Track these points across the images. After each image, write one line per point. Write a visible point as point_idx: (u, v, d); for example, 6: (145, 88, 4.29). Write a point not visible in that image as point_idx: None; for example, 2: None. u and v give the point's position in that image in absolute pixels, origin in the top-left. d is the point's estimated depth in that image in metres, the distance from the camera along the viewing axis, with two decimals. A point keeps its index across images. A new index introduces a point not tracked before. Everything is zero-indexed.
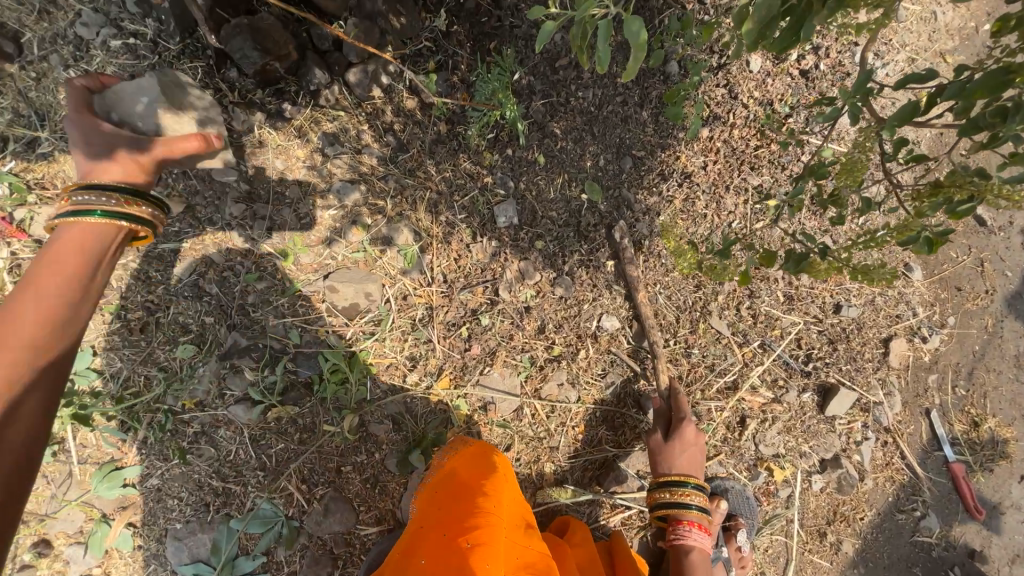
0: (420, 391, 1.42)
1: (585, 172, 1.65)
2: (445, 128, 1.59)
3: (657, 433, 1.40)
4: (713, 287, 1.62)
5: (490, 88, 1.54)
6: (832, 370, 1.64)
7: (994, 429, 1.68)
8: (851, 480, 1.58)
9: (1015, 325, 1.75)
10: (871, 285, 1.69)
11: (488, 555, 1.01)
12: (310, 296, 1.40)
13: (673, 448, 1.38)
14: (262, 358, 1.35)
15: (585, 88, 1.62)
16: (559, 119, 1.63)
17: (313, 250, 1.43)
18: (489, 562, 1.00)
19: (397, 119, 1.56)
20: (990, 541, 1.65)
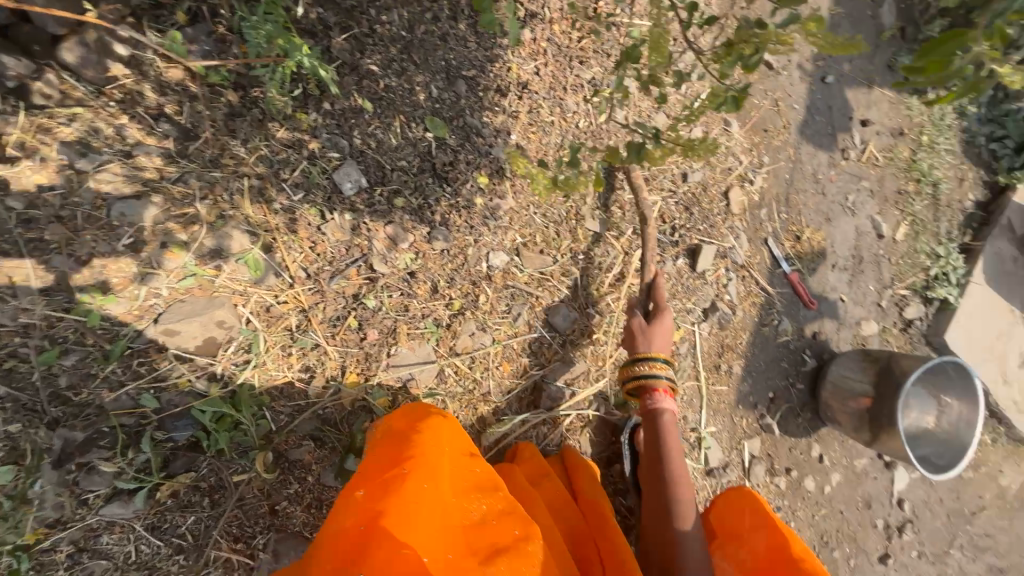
0: (332, 397, 1.30)
1: (421, 107, 1.57)
2: (236, 95, 1.30)
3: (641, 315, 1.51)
4: (580, 191, 1.69)
5: (263, 33, 1.22)
6: (693, 232, 1.86)
7: (809, 237, 2.11)
8: (727, 317, 1.89)
9: (808, 148, 2.14)
10: (703, 148, 1.91)
11: (425, 475, 1.01)
12: (146, 349, 1.13)
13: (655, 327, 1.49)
14: (117, 441, 1.11)
15: (387, 10, 1.55)
16: (371, 54, 1.53)
17: (122, 296, 1.11)
18: (426, 483, 1.00)
19: (166, 98, 1.22)
20: (823, 321, 2.12)
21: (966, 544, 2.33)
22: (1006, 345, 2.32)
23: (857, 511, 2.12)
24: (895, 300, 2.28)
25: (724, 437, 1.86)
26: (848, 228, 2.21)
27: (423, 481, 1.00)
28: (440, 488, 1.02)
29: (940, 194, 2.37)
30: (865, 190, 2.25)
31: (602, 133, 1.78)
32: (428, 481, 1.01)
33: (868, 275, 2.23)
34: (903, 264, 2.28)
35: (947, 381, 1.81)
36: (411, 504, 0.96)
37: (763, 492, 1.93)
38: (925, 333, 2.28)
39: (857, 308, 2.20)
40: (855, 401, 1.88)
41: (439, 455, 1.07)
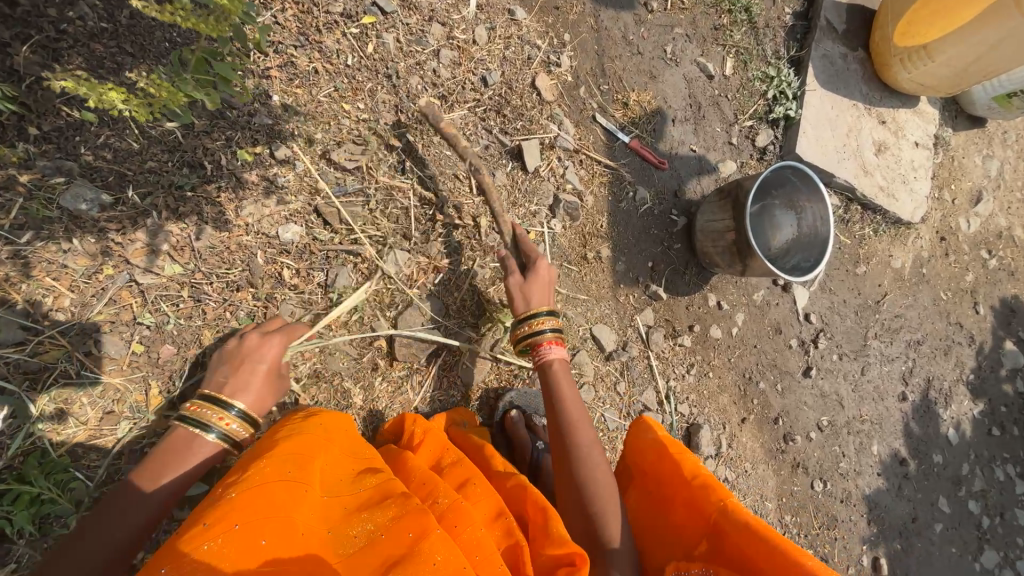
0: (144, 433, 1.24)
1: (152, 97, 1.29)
2: None
3: (513, 274, 1.45)
4: (373, 132, 1.58)
5: None
6: (511, 134, 1.79)
7: (638, 101, 2.06)
8: (575, 205, 1.84)
9: (608, 13, 2.07)
10: (495, 45, 1.81)
11: (261, 528, 0.82)
12: None
13: (528, 281, 1.43)
14: None
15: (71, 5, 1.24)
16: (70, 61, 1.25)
17: None
18: (262, 535, 0.81)
19: None
20: (681, 177, 2.11)
21: (881, 331, 2.47)
22: (858, 139, 2.38)
23: (770, 340, 2.20)
24: (745, 134, 2.28)
25: (612, 320, 1.88)
26: (677, 80, 2.17)
27: (261, 536, 0.81)
28: (293, 536, 0.84)
29: (757, 17, 2.33)
30: (681, 36, 2.20)
31: (378, 62, 1.61)
32: (274, 527, 0.84)
33: (711, 120, 2.21)
34: (741, 97, 2.28)
35: (797, 189, 1.86)
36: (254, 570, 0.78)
37: (671, 355, 1.96)
38: (780, 155, 2.32)
39: (710, 154, 2.19)
40: (723, 239, 1.89)
41: (279, 496, 0.89)
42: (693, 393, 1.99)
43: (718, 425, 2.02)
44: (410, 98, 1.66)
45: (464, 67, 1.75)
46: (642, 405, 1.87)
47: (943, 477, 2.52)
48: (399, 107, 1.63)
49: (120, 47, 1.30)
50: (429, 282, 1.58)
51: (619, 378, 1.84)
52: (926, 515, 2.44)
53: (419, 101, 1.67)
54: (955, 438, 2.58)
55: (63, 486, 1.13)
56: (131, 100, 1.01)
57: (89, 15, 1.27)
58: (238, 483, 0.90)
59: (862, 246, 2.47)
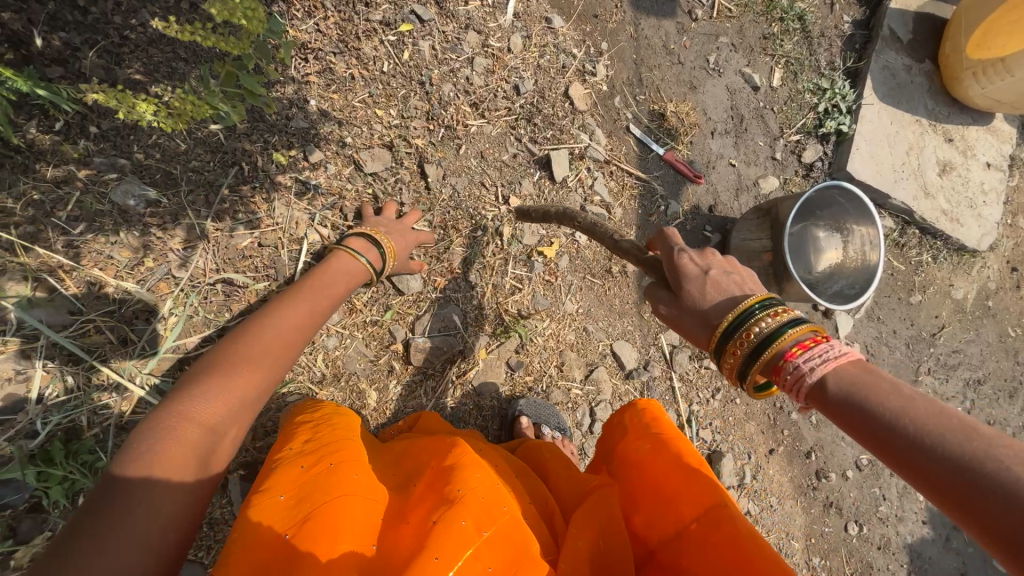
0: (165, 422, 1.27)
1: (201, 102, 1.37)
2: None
3: (662, 300, 0.91)
4: (403, 137, 1.61)
5: None
6: (539, 142, 1.77)
7: (675, 111, 1.98)
8: (602, 217, 1.80)
9: (649, 21, 2.01)
10: (529, 53, 1.80)
11: (353, 465, 0.87)
12: None
13: (690, 291, 0.87)
14: None
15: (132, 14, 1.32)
16: (128, 65, 1.33)
17: None
18: (312, 471, 0.85)
19: None
20: (718, 192, 2.02)
21: (934, 367, 2.27)
22: (918, 157, 2.20)
23: None
24: (790, 149, 2.16)
25: (635, 336, 1.82)
26: (719, 90, 2.08)
27: (321, 469, 0.84)
28: (352, 467, 0.86)
29: (811, 25, 2.20)
30: (725, 46, 2.11)
31: (412, 69, 1.64)
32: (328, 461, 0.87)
33: (754, 132, 2.11)
34: (788, 109, 2.16)
35: (845, 211, 1.73)
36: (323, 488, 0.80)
37: (696, 378, 1.87)
38: (829, 172, 2.18)
39: (751, 169, 2.09)
40: (759, 259, 1.78)
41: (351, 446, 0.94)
42: (717, 419, 1.89)
43: (744, 454, 1.91)
44: (442, 105, 1.67)
45: (497, 75, 1.74)
46: None
47: None
48: (430, 114, 1.65)
49: (174, 52, 1.38)
50: (449, 288, 1.58)
51: (640, 398, 1.78)
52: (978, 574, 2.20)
53: (451, 108, 1.68)
54: None
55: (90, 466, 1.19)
56: (161, 112, 1.10)
57: (148, 23, 1.35)
58: (314, 445, 0.94)
59: (918, 272, 2.28)
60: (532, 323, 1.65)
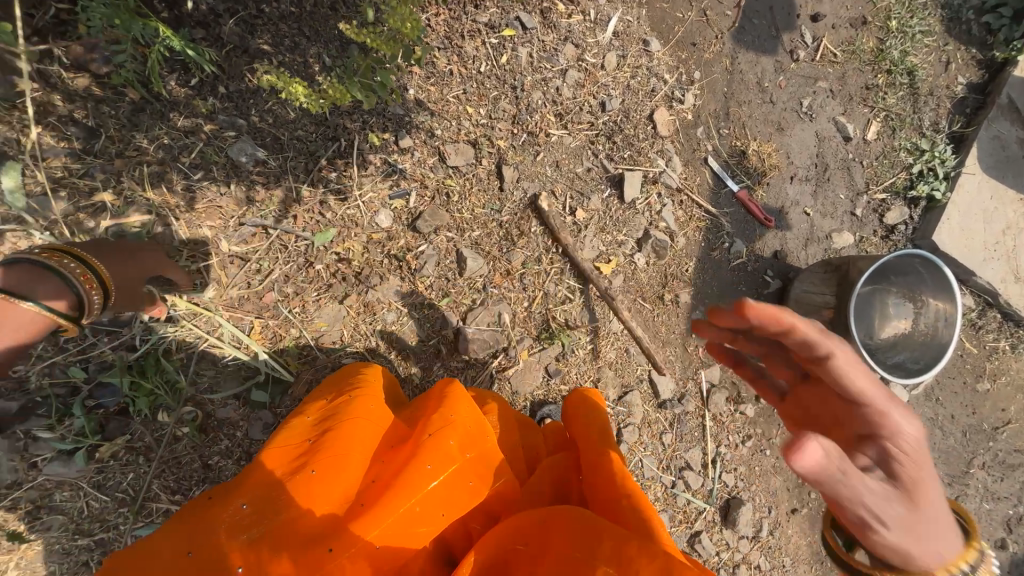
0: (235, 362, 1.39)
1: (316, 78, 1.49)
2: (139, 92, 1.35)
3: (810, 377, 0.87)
4: (487, 137, 1.68)
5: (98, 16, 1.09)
6: (615, 161, 1.80)
7: (757, 150, 1.95)
8: (664, 244, 1.80)
9: (747, 56, 1.99)
10: (621, 72, 1.83)
11: (371, 403, 1.04)
12: None
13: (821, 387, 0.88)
14: (52, 412, 1.23)
15: None
16: (262, 34, 1.46)
17: None
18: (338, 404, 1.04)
19: (74, 105, 1.30)
20: (786, 239, 1.97)
21: (990, 463, 2.12)
22: (1016, 238, 2.05)
23: None
24: (873, 207, 2.06)
25: (675, 367, 1.81)
26: (807, 135, 2.03)
27: (343, 402, 1.04)
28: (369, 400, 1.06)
29: (919, 82, 2.10)
30: (823, 91, 2.05)
31: (508, 73, 1.71)
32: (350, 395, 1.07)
33: (836, 184, 2.04)
34: (878, 166, 2.07)
35: (922, 281, 1.65)
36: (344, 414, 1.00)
37: (728, 421, 1.85)
38: (911, 238, 2.07)
39: (826, 220, 2.02)
40: (819, 314, 1.74)
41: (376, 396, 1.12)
42: (743, 466, 1.86)
43: (763, 508, 1.86)
44: (528, 111, 1.73)
45: (586, 89, 1.79)
46: (684, 463, 1.79)
47: None
48: (516, 118, 1.72)
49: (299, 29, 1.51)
50: (505, 286, 1.64)
51: (668, 428, 1.78)
52: None
53: (537, 116, 1.74)
54: None
55: (171, 385, 1.32)
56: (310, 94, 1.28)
57: None
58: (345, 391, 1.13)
59: (991, 359, 2.13)
60: (576, 335, 1.69)
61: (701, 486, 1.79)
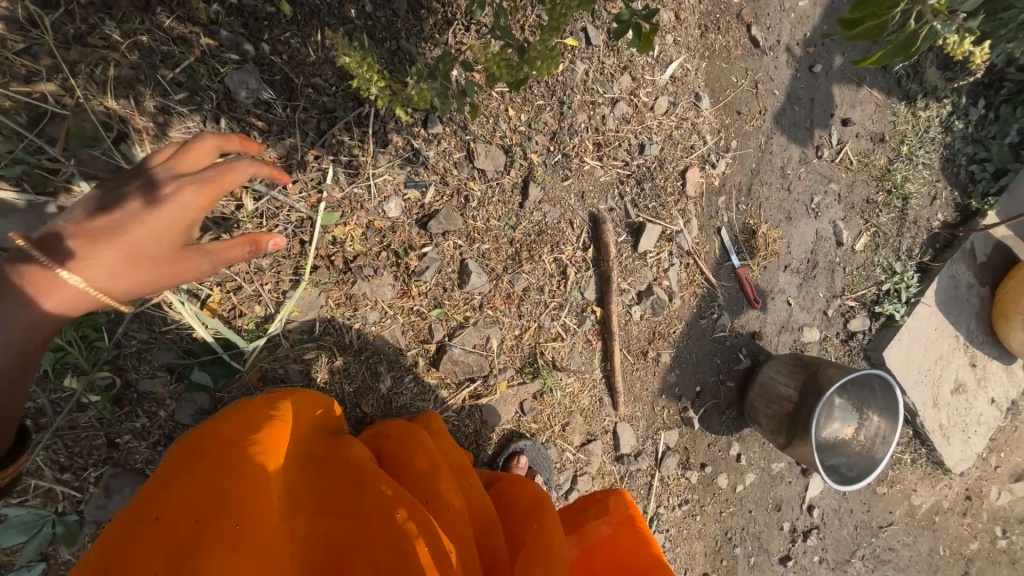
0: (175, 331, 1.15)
1: (351, 23, 1.31)
2: None
3: None
4: (522, 147, 1.55)
5: None
6: (638, 209, 1.75)
7: (766, 232, 1.99)
8: (662, 302, 1.79)
9: (780, 139, 2.01)
10: (668, 120, 1.77)
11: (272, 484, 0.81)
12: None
13: None
14: None
15: None
16: None
17: None
18: (204, 516, 0.72)
19: None
20: (765, 322, 2.05)
21: (868, 556, 2.37)
22: (943, 369, 2.30)
23: (765, 512, 2.12)
24: (842, 311, 2.20)
25: (639, 423, 1.82)
26: (808, 230, 2.11)
27: (211, 515, 0.72)
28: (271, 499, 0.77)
29: (910, 209, 2.26)
30: (833, 193, 2.14)
31: (558, 86, 1.59)
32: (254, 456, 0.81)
33: (819, 282, 2.15)
34: (857, 275, 2.21)
35: (874, 397, 1.79)
36: (218, 556, 0.68)
37: (673, 484, 1.89)
38: (864, 347, 2.24)
39: (803, 314, 2.12)
40: (780, 404, 1.83)
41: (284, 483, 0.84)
42: (674, 528, 1.91)
43: (680, 569, 1.94)
44: (569, 132, 1.63)
45: (630, 127, 1.72)
46: None
47: None
48: (555, 135, 1.61)
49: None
50: (501, 309, 1.53)
51: (619, 482, 1.78)
52: None
53: (576, 139, 1.64)
54: None
55: (89, 347, 1.07)
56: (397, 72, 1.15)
57: None
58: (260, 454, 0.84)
59: (894, 467, 2.37)
60: (559, 376, 1.63)
61: None
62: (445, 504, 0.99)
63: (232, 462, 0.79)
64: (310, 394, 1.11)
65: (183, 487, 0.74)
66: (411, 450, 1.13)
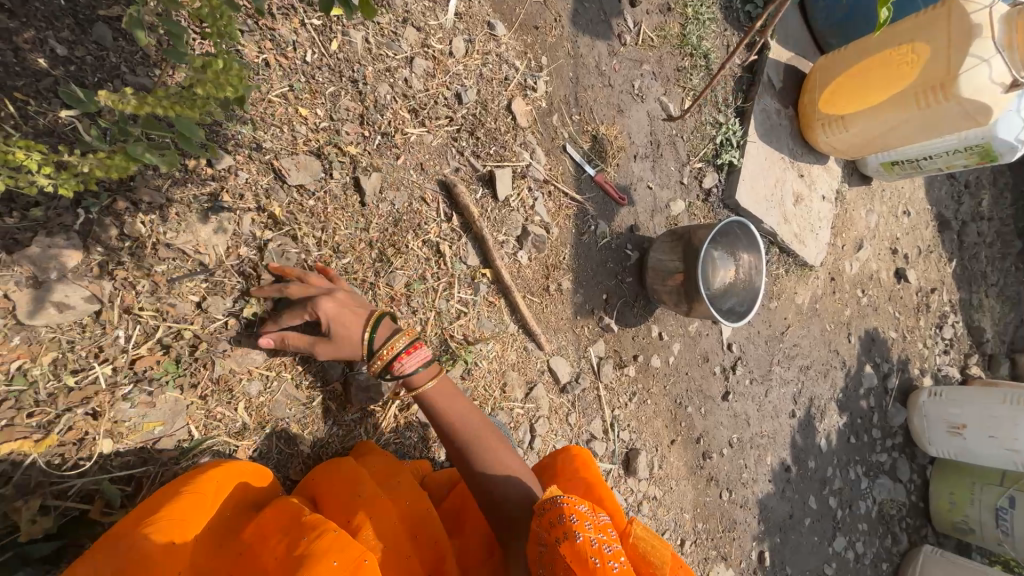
0: (3, 518, 0.94)
1: (51, 76, 1.07)
2: None
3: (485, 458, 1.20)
4: (334, 144, 1.41)
5: None
6: (482, 158, 1.71)
7: (606, 133, 2.08)
8: (542, 237, 1.82)
9: (584, 39, 2.05)
10: (472, 59, 1.70)
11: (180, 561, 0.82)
12: None
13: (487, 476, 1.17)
14: None
15: None
16: None
17: None
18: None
19: None
20: (637, 213, 2.19)
21: (782, 359, 2.84)
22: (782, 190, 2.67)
23: (699, 368, 2.42)
24: (693, 175, 2.42)
25: (568, 351, 1.92)
26: (641, 115, 2.23)
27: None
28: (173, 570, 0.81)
29: (713, 63, 2.47)
30: (647, 73, 2.26)
31: (343, 64, 1.44)
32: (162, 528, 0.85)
33: (666, 158, 2.32)
34: (693, 139, 2.41)
35: (738, 239, 2.05)
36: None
37: (618, 385, 2.06)
38: (721, 198, 2.51)
39: (664, 191, 2.30)
40: (672, 279, 2.02)
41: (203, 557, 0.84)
42: (633, 420, 2.11)
43: (651, 448, 2.18)
44: (377, 108, 1.50)
45: (438, 79, 1.62)
46: (589, 435, 1.94)
47: (813, 480, 3.02)
48: (364, 118, 1.48)
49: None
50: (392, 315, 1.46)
51: (572, 409, 1.89)
52: (799, 513, 2.90)
53: (389, 113, 1.52)
54: (825, 447, 3.10)
55: None
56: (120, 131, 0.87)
57: None
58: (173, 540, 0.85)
59: (775, 283, 2.80)
60: (478, 347, 1.63)
61: (605, 450, 1.99)
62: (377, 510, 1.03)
63: (129, 548, 0.80)
64: (234, 463, 1.04)
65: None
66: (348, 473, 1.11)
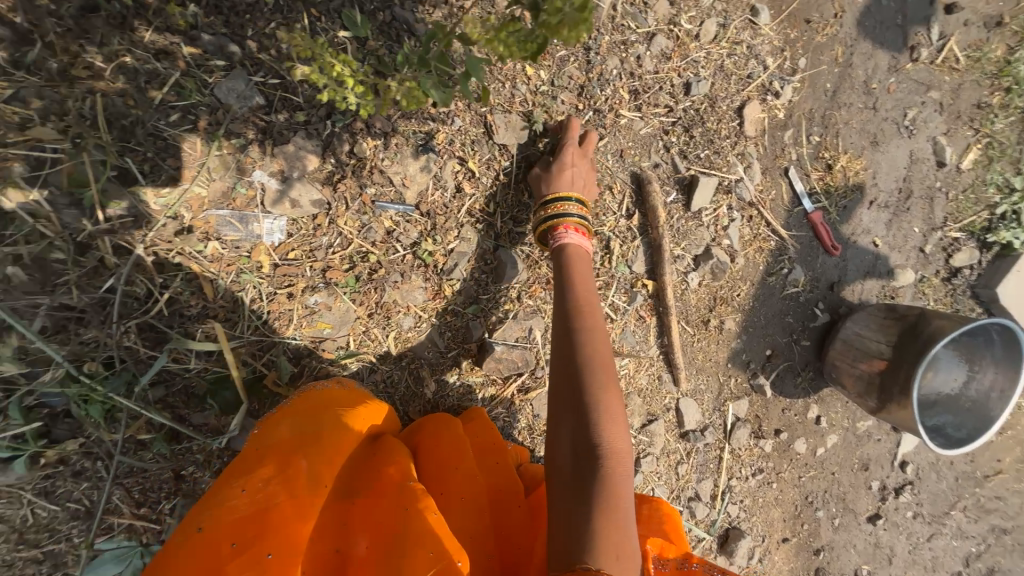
0: (215, 359, 1.13)
1: None
2: None
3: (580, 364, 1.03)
4: (546, 111, 1.36)
5: None
6: (688, 160, 1.51)
7: (846, 167, 1.69)
8: (723, 265, 1.58)
9: (862, 46, 1.66)
10: (719, 48, 1.48)
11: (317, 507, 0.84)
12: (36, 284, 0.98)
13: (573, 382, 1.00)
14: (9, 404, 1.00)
15: None
16: None
17: None
18: (242, 541, 0.74)
19: None
20: (847, 270, 1.78)
21: (971, 507, 2.17)
22: None
23: (851, 474, 1.97)
24: (942, 245, 1.86)
25: (704, 396, 1.68)
26: (899, 154, 1.76)
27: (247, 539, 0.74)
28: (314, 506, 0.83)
29: None
30: (931, 103, 1.76)
31: None
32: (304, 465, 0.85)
33: (913, 215, 1.81)
34: (963, 200, 1.84)
35: (987, 347, 1.52)
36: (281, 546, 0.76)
37: (745, 455, 1.77)
38: (972, 284, 1.90)
39: (894, 255, 1.81)
40: (867, 364, 1.61)
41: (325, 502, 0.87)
42: (748, 498, 1.81)
43: (757, 537, 1.86)
44: (599, 83, 1.40)
45: (672, 63, 1.45)
46: (693, 493, 1.72)
47: None
48: (583, 90, 1.38)
49: None
50: (542, 297, 1.41)
51: (685, 459, 1.68)
52: None
53: (608, 89, 1.41)
54: None
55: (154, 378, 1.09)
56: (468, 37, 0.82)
57: None
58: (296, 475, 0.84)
59: None
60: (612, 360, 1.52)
61: (706, 517, 1.75)
62: (467, 490, 1.04)
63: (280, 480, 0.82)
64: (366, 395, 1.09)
65: (230, 500, 0.78)
66: (452, 439, 1.14)
